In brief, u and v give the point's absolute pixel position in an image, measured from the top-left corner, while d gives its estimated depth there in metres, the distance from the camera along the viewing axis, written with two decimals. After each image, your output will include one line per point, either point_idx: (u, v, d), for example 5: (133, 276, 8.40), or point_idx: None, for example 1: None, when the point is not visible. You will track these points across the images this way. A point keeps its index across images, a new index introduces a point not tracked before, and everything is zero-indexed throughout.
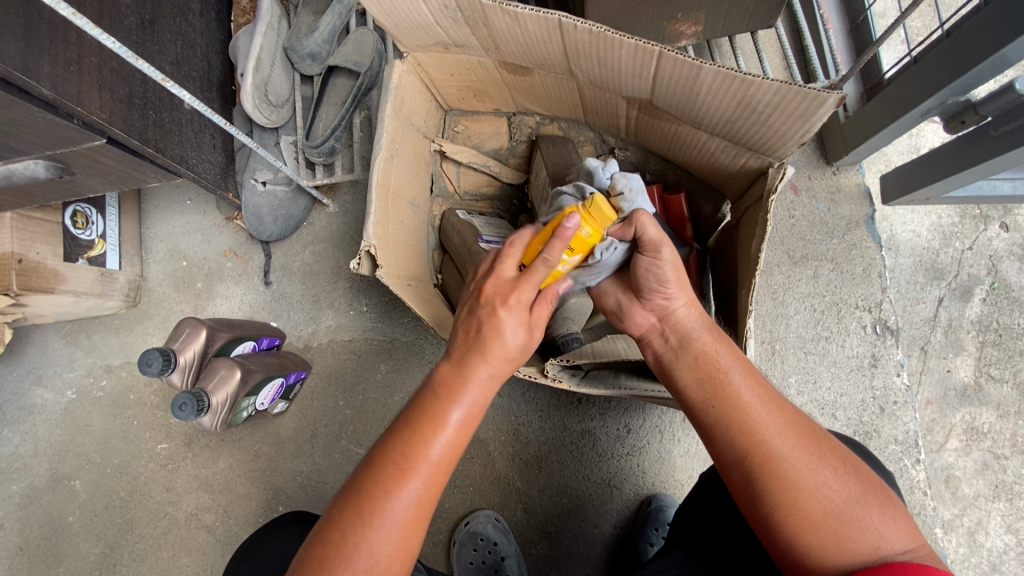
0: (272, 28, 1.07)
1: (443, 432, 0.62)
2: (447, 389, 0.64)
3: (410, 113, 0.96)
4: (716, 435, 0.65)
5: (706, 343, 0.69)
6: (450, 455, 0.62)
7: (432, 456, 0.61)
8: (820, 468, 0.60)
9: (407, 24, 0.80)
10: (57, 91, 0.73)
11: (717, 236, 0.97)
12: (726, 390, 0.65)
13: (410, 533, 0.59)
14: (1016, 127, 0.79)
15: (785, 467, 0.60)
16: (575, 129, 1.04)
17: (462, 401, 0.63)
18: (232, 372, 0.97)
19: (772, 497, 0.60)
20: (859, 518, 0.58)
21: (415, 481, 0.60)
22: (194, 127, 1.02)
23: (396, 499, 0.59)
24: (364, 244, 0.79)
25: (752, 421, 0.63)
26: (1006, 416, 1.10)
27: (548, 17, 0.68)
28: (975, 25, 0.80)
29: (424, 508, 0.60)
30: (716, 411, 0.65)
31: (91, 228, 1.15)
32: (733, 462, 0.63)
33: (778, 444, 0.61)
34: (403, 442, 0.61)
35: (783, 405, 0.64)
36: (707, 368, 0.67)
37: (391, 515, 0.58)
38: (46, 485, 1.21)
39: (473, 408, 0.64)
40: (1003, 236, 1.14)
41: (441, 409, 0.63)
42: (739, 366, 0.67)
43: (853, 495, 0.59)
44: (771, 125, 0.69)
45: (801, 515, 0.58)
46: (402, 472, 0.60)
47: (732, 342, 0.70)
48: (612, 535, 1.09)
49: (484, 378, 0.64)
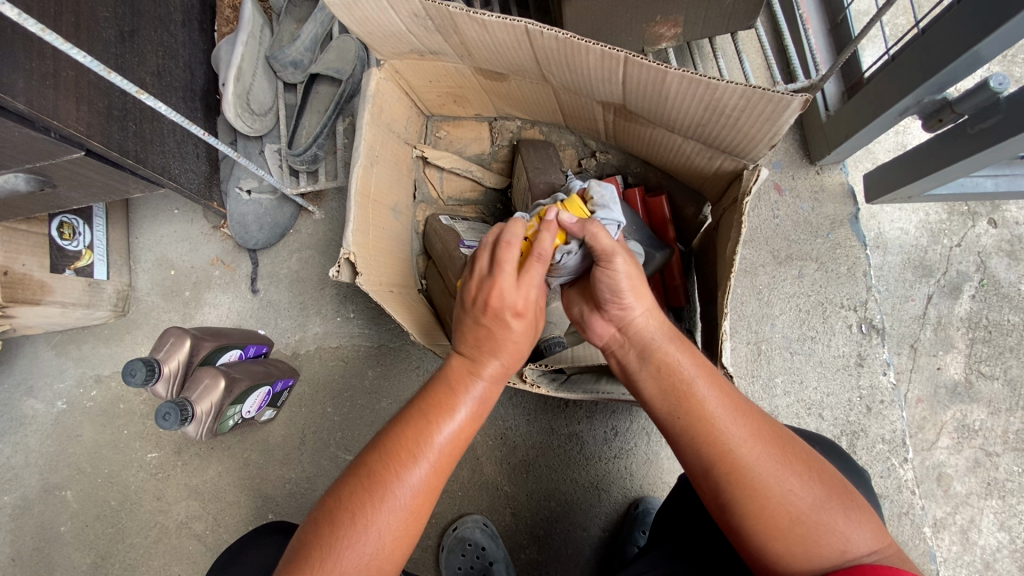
0: (253, 38, 1.07)
1: (451, 423, 0.64)
2: (455, 382, 0.67)
3: (390, 119, 0.96)
4: (686, 447, 0.64)
5: (670, 353, 0.67)
6: (454, 449, 0.64)
7: (441, 444, 0.63)
8: (788, 476, 0.60)
9: (380, 33, 0.80)
10: (32, 105, 0.74)
11: (699, 237, 0.97)
12: (691, 400, 0.64)
13: (410, 520, 0.60)
14: (992, 125, 0.79)
15: (752, 476, 0.60)
16: (556, 133, 1.04)
17: (468, 395, 0.66)
18: (215, 382, 0.98)
19: (743, 507, 0.59)
20: (828, 522, 0.58)
21: (422, 466, 0.61)
22: (176, 138, 1.03)
23: (403, 484, 0.60)
24: (343, 251, 0.80)
25: (718, 432, 0.62)
26: (997, 413, 1.09)
27: (515, 24, 0.68)
28: (948, 23, 0.81)
29: (427, 498, 0.61)
30: (683, 424, 0.64)
31: (78, 239, 1.15)
32: (704, 474, 0.62)
33: (745, 453, 0.61)
34: (411, 425, 0.63)
35: (749, 413, 0.64)
36: (673, 379, 0.66)
37: (397, 500, 0.59)
38: (38, 495, 1.22)
39: (479, 403, 0.66)
40: (992, 233, 1.13)
41: (450, 399, 0.65)
42: (702, 374, 0.65)
43: (822, 499, 0.59)
44: (740, 128, 0.69)
45: (770, 524, 0.58)
46: (409, 459, 0.61)
47: (694, 349, 0.68)
48: (600, 538, 1.09)
49: (489, 373, 0.67)
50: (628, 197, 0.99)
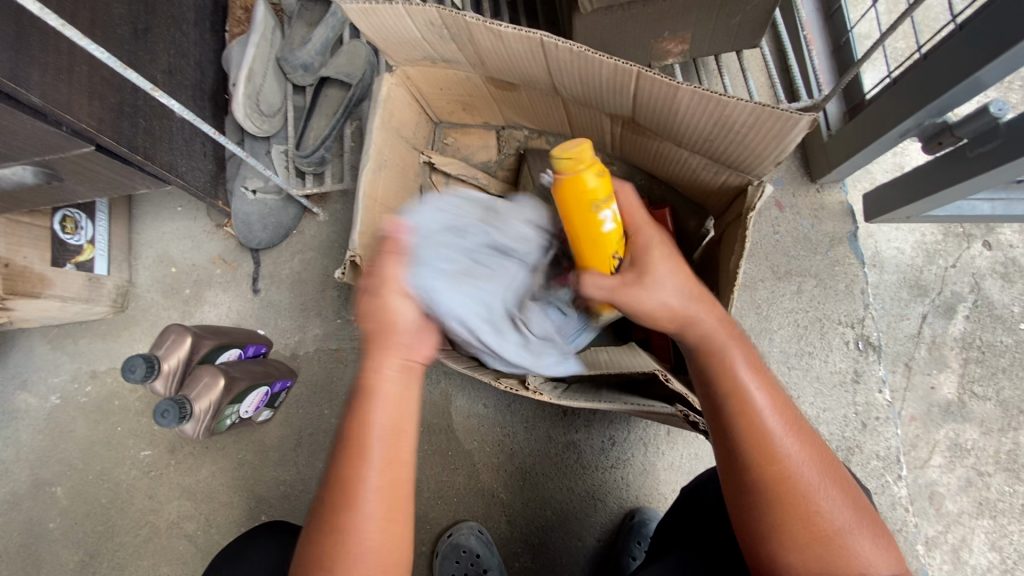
0: (265, 40, 1.08)
1: (374, 432, 0.59)
2: (363, 393, 0.61)
3: (399, 124, 0.97)
4: (739, 448, 0.62)
5: (727, 351, 0.65)
6: (393, 452, 0.60)
7: (375, 459, 0.58)
8: (828, 489, 0.61)
9: (395, 39, 0.81)
10: (46, 98, 0.74)
11: (700, 252, 0.98)
12: (748, 397, 0.63)
13: (390, 525, 0.58)
14: (992, 149, 0.81)
15: (802, 486, 0.60)
16: (563, 144, 1.06)
17: (381, 400, 0.60)
18: (215, 380, 0.97)
19: (783, 516, 0.60)
20: (853, 540, 0.60)
21: (368, 491, 0.57)
22: (185, 135, 1.03)
23: (357, 516, 0.57)
24: (349, 253, 0.80)
25: (767, 431, 0.62)
26: (989, 433, 1.10)
27: (530, 36, 0.69)
28: (951, 49, 0.82)
29: (395, 511, 0.59)
30: (740, 426, 0.62)
31: (80, 233, 1.15)
32: (755, 475, 0.61)
33: (795, 462, 0.61)
34: (341, 457, 0.59)
35: (797, 417, 0.64)
36: (733, 381, 0.63)
37: (362, 533, 0.57)
38: (27, 491, 1.21)
39: (397, 396, 0.61)
40: (986, 255, 1.15)
41: (366, 419, 0.59)
42: (760, 379, 0.64)
43: (853, 516, 0.60)
44: (748, 145, 0.70)
45: (801, 530, 0.59)
46: (351, 492, 0.57)
47: (753, 353, 0.66)
48: (596, 548, 1.09)
49: (393, 370, 0.61)
50: None
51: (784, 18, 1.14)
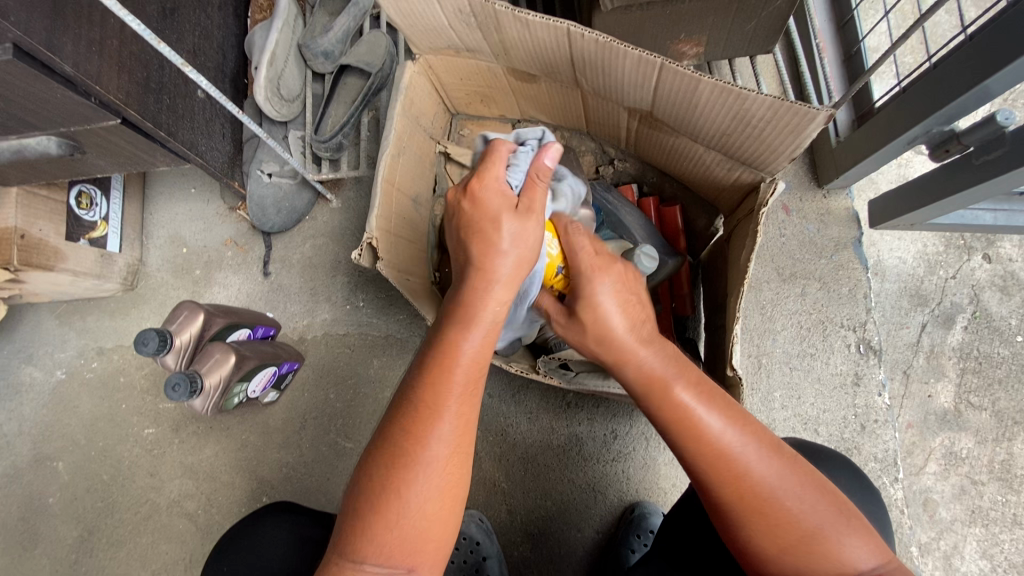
0: (288, 26, 1.10)
1: (462, 359, 0.63)
2: (462, 318, 0.64)
3: (419, 112, 0.99)
4: (703, 477, 0.63)
5: (671, 381, 0.65)
6: (473, 382, 0.63)
7: (459, 385, 0.62)
8: (796, 494, 0.61)
9: (421, 26, 0.83)
10: (78, 69, 0.75)
11: (708, 249, 1.00)
12: (691, 421, 0.63)
13: (452, 469, 0.60)
14: (997, 156, 0.83)
15: (768, 501, 0.61)
16: (578, 139, 1.08)
17: (475, 325, 0.64)
18: (227, 357, 0.98)
19: (756, 530, 0.62)
20: (834, 537, 0.61)
21: (447, 420, 0.60)
22: (205, 115, 1.05)
23: (430, 441, 0.60)
24: (365, 235, 0.81)
25: (718, 449, 0.62)
26: (984, 442, 1.12)
27: (557, 25, 0.71)
28: (960, 60, 0.85)
29: (461, 447, 0.61)
30: (697, 458, 0.63)
31: (94, 209, 1.16)
32: (723, 501, 0.63)
33: (757, 480, 0.61)
34: (428, 374, 0.62)
35: (757, 431, 0.64)
36: (683, 411, 0.64)
37: (432, 457, 0.59)
38: (29, 464, 1.21)
39: (489, 331, 0.65)
40: (986, 267, 1.16)
41: (454, 353, 0.63)
42: (701, 398, 0.64)
43: (830, 514, 0.61)
44: (763, 140, 0.72)
45: (778, 538, 0.61)
46: (432, 413, 0.60)
47: (691, 369, 0.67)
48: (594, 540, 1.10)
49: (497, 298, 0.65)
50: (643, 206, 1.05)
51: (797, 25, 1.18)
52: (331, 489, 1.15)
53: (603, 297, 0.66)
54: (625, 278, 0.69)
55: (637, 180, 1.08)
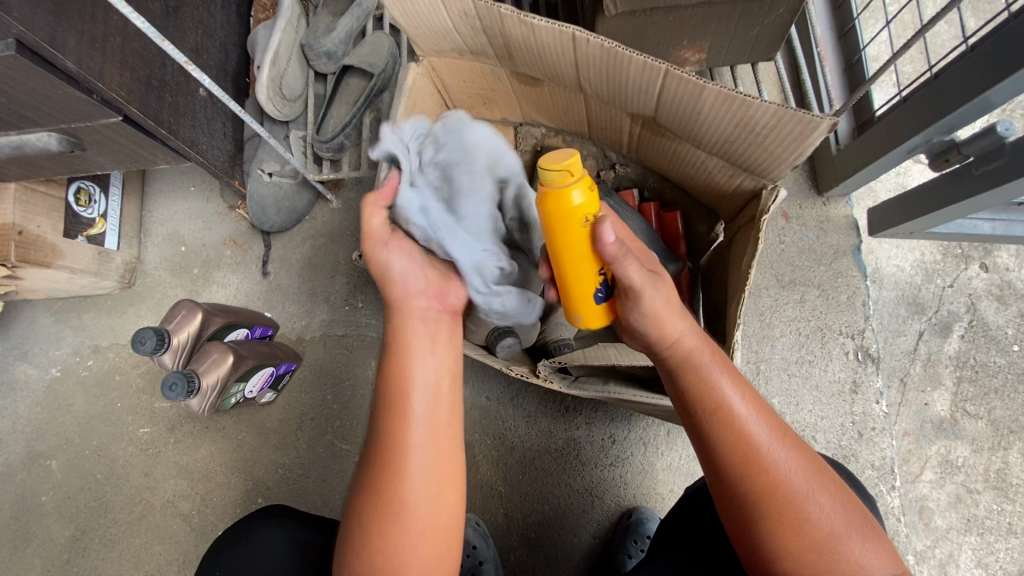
0: (291, 25, 1.09)
1: (421, 384, 0.63)
2: (396, 346, 0.66)
3: (421, 114, 0.99)
4: (729, 468, 0.63)
5: (707, 368, 0.65)
6: (438, 397, 0.64)
7: (423, 410, 0.62)
8: (817, 495, 0.62)
9: (426, 28, 0.83)
10: (81, 65, 0.75)
11: (709, 255, 1.00)
12: (724, 409, 0.63)
13: (443, 480, 0.61)
14: (997, 167, 0.83)
15: (794, 497, 0.61)
16: (580, 143, 1.08)
17: (415, 350, 0.65)
18: (225, 357, 0.97)
19: (779, 526, 0.61)
20: (852, 541, 0.61)
21: (420, 440, 0.61)
22: (207, 113, 1.04)
23: (409, 462, 0.60)
24: (367, 236, 0.81)
25: (748, 439, 0.62)
26: (980, 451, 1.12)
27: (563, 30, 0.71)
28: (961, 70, 0.85)
29: (444, 462, 0.62)
30: (726, 448, 0.63)
31: (93, 206, 1.16)
32: (750, 495, 0.62)
33: (785, 474, 0.62)
34: (393, 402, 0.62)
35: (784, 429, 0.65)
36: (717, 398, 0.64)
37: (417, 475, 0.60)
38: (22, 462, 1.20)
39: (428, 339, 0.67)
40: (982, 277, 1.17)
41: (404, 372, 0.64)
42: (735, 388, 0.65)
43: (848, 518, 0.62)
44: (767, 147, 0.73)
45: (795, 536, 0.61)
46: (403, 439, 0.61)
47: (727, 361, 0.67)
48: (591, 545, 1.10)
49: (422, 326, 0.67)
50: (643, 211, 1.04)
51: (798, 33, 1.19)
52: (327, 491, 1.15)
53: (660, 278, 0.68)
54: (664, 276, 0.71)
55: (638, 186, 1.08)
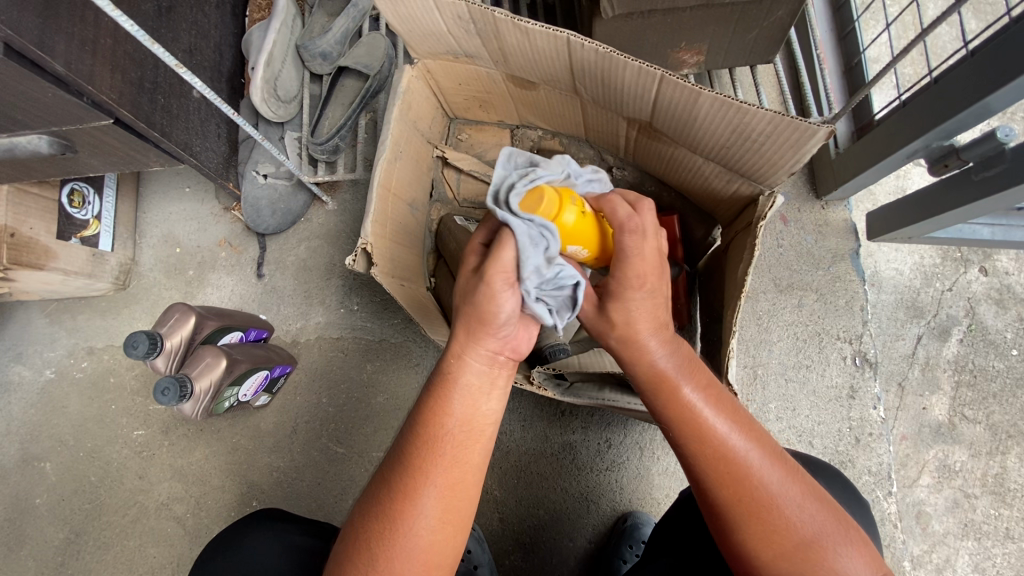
0: (286, 25, 1.08)
1: (450, 436, 0.61)
2: (443, 384, 0.62)
3: (416, 117, 0.98)
4: (703, 480, 0.63)
5: (680, 383, 0.63)
6: (462, 446, 0.61)
7: (445, 458, 0.60)
8: (792, 504, 0.61)
9: (420, 31, 0.82)
10: (70, 67, 0.74)
11: (706, 259, 1.00)
12: (695, 420, 0.62)
13: (444, 529, 0.61)
14: (997, 172, 0.82)
15: (768, 507, 0.61)
16: (576, 146, 1.07)
17: (460, 392, 0.61)
18: (217, 361, 0.97)
19: (751, 535, 0.61)
20: (831, 550, 0.60)
21: (431, 489, 0.60)
22: (200, 115, 1.03)
23: (415, 509, 0.60)
24: (361, 241, 0.79)
25: (719, 450, 0.62)
26: (978, 456, 1.12)
27: (557, 35, 0.71)
28: (961, 74, 0.84)
29: (451, 516, 0.61)
30: (698, 458, 0.63)
31: (87, 208, 1.15)
32: (722, 505, 0.62)
33: (760, 486, 0.61)
34: (421, 442, 0.61)
35: (761, 439, 0.63)
36: (687, 414, 0.63)
37: (421, 517, 0.60)
38: (16, 464, 1.20)
39: (476, 388, 0.62)
40: (982, 280, 1.16)
41: (443, 412, 0.61)
42: (704, 399, 0.63)
43: (825, 525, 0.61)
44: (763, 153, 0.72)
45: (772, 544, 0.61)
46: (417, 483, 0.60)
47: (700, 368, 0.65)
48: (586, 549, 1.09)
49: (478, 365, 0.62)
50: None
51: (798, 35, 1.17)
52: (321, 495, 1.14)
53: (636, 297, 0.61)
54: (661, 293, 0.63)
55: (635, 189, 1.07)
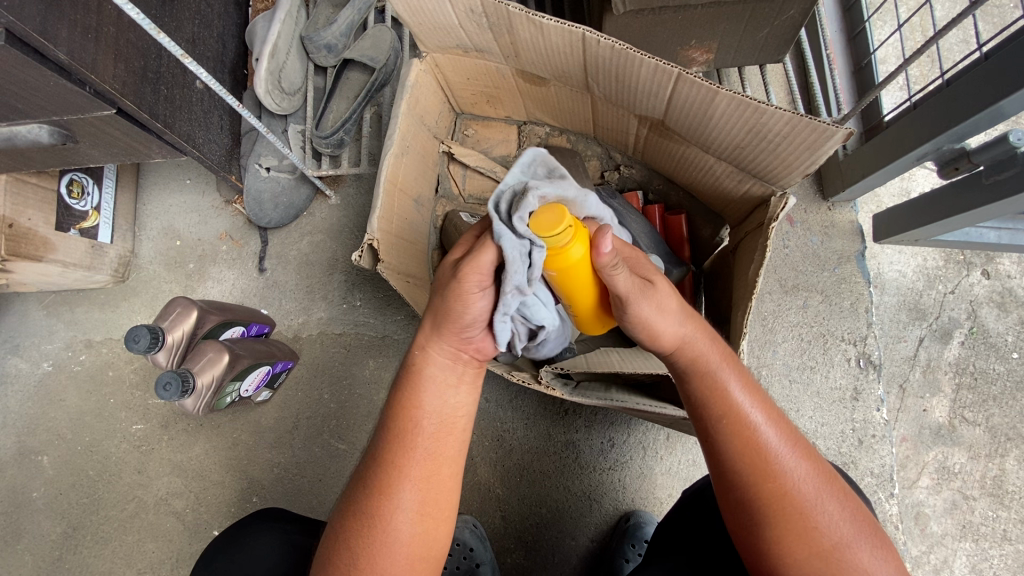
0: (291, 16, 1.06)
1: (426, 432, 0.61)
2: (411, 378, 0.63)
3: (423, 111, 0.96)
4: (740, 477, 0.62)
5: (718, 373, 0.63)
6: (438, 440, 0.61)
7: (421, 450, 0.61)
8: (826, 503, 0.61)
9: (430, 24, 0.81)
10: (73, 56, 0.73)
11: (712, 259, 0.99)
12: (735, 411, 0.62)
13: (422, 524, 0.60)
14: (1009, 176, 0.81)
15: (802, 504, 0.60)
16: (584, 143, 1.07)
17: (429, 385, 0.62)
18: (220, 356, 0.96)
19: (785, 532, 0.61)
20: (860, 550, 0.60)
21: (410, 484, 0.60)
22: (203, 106, 1.02)
23: (393, 504, 0.59)
24: (366, 237, 0.79)
25: (758, 442, 0.61)
26: (977, 458, 1.12)
27: (572, 30, 0.70)
28: (974, 77, 0.84)
29: (429, 509, 0.60)
30: (734, 451, 0.62)
31: (86, 199, 1.13)
32: (760, 503, 0.61)
33: (796, 483, 0.61)
34: (395, 440, 0.61)
35: (796, 434, 0.63)
36: (728, 406, 0.62)
37: (397, 515, 0.59)
38: (12, 458, 1.18)
39: (445, 380, 0.63)
40: (984, 283, 1.16)
41: (416, 405, 0.62)
42: (743, 389, 0.63)
43: (857, 524, 0.61)
44: (779, 154, 0.71)
45: (804, 542, 0.60)
46: (393, 477, 0.60)
47: (737, 361, 0.65)
48: (589, 548, 1.09)
49: (444, 358, 0.63)
50: (648, 213, 1.03)
51: (809, 35, 1.17)
52: (322, 491, 1.13)
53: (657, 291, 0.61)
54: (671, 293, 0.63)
55: (642, 188, 1.07)
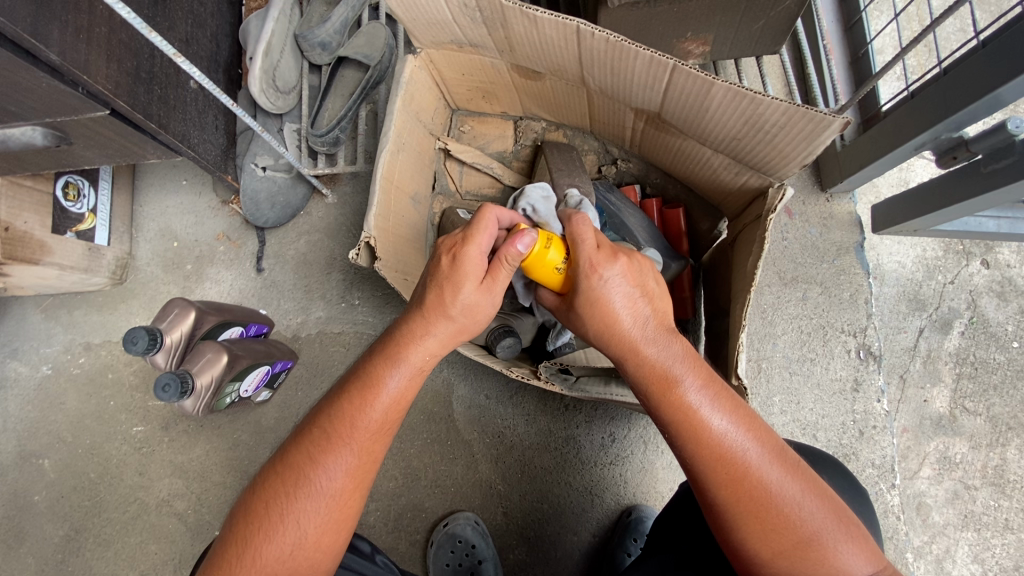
0: (285, 14, 1.06)
1: (366, 419, 0.61)
2: (386, 352, 0.63)
3: (419, 108, 0.96)
4: (703, 478, 0.62)
5: (672, 378, 0.62)
6: (386, 421, 0.62)
7: (366, 427, 0.61)
8: (792, 501, 0.60)
9: (424, 19, 0.81)
10: (65, 57, 0.72)
11: (711, 252, 0.99)
12: (691, 419, 0.61)
13: (343, 503, 0.60)
14: (1008, 164, 0.81)
15: (768, 506, 0.60)
16: (581, 137, 1.06)
17: (400, 362, 0.62)
18: (219, 357, 0.95)
19: (749, 532, 0.60)
20: (832, 545, 0.60)
21: (343, 458, 0.60)
22: (197, 106, 1.02)
23: (324, 472, 0.59)
24: (364, 235, 0.78)
25: (716, 446, 0.61)
26: (978, 447, 1.12)
27: (567, 23, 0.69)
28: (971, 64, 0.84)
29: (356, 485, 0.61)
30: (695, 457, 0.62)
31: (82, 201, 1.13)
32: (721, 504, 0.61)
33: (759, 483, 0.60)
34: (332, 419, 0.61)
35: (758, 433, 0.63)
36: (684, 413, 0.62)
37: (322, 487, 0.59)
38: (13, 462, 1.18)
39: (416, 364, 0.63)
40: (984, 273, 1.16)
41: (381, 379, 0.62)
42: (700, 393, 0.62)
43: (826, 518, 0.60)
44: (775, 145, 0.71)
45: (773, 542, 0.60)
46: (333, 444, 0.60)
47: (699, 361, 0.64)
48: (591, 543, 1.09)
49: (430, 339, 0.63)
50: (645, 208, 1.04)
51: (804, 26, 1.17)
52: None
53: (604, 288, 0.62)
54: (629, 269, 0.64)
55: (640, 182, 1.07)
